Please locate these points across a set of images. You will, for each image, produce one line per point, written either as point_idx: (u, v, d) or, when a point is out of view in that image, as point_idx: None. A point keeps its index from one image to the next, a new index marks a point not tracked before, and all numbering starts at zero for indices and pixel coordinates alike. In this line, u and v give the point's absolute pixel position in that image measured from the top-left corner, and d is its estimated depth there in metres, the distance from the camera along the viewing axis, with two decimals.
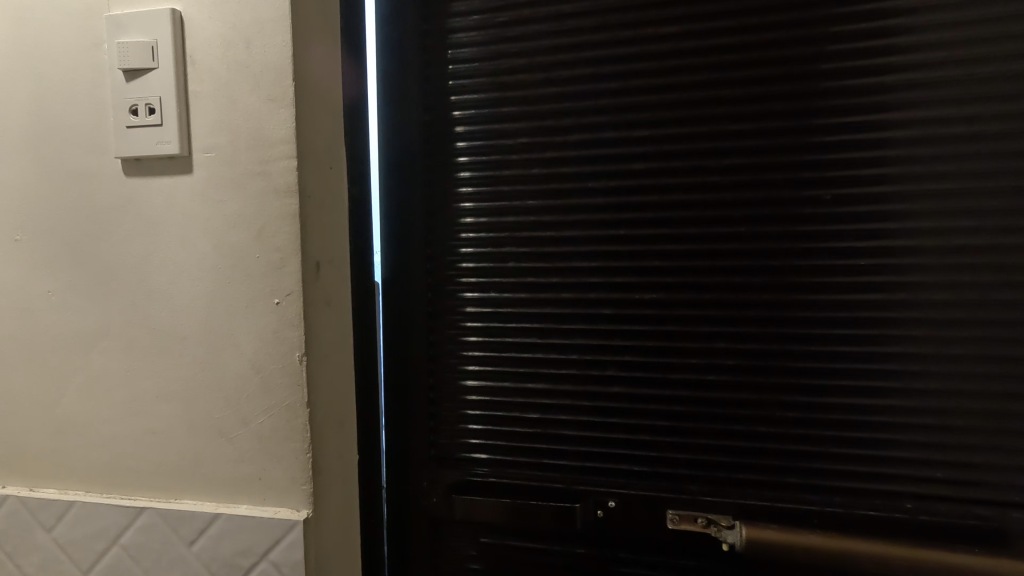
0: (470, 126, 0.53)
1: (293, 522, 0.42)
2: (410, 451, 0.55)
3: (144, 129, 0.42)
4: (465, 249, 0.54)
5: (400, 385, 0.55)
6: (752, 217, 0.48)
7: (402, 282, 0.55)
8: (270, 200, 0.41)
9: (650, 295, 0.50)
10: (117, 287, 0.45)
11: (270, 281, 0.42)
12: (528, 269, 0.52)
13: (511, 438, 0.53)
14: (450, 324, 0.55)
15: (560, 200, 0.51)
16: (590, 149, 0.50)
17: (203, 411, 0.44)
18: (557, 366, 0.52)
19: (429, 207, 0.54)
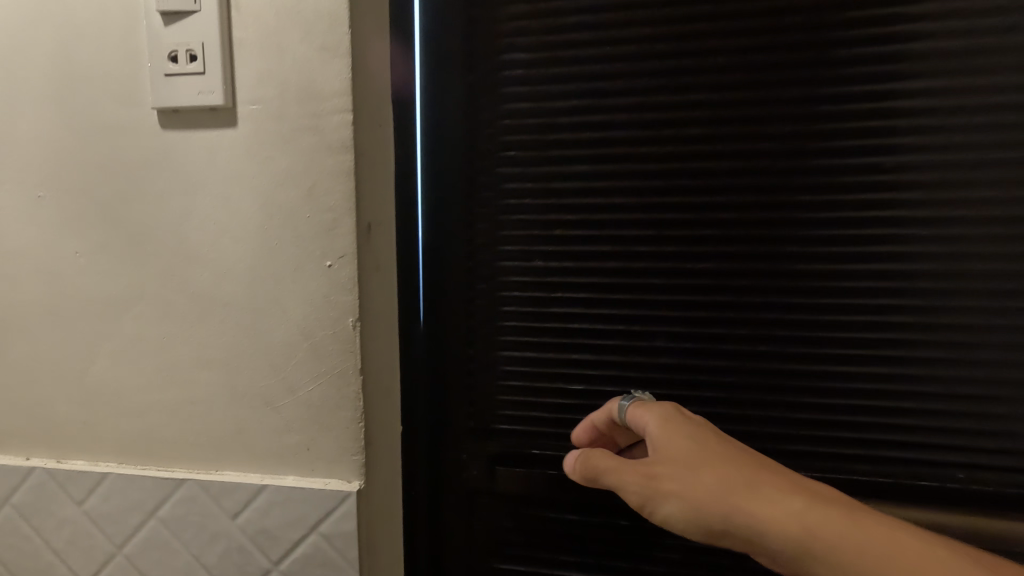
0: (516, 87, 0.50)
1: (345, 493, 0.41)
2: (447, 423, 0.54)
3: (183, 78, 0.39)
4: (508, 216, 0.51)
5: (437, 358, 0.53)
6: (816, 186, 0.45)
7: (440, 251, 0.52)
8: (323, 157, 0.39)
9: (704, 265, 0.48)
10: (151, 249, 0.42)
11: (321, 243, 0.40)
12: (575, 238, 0.50)
13: (553, 410, 0.52)
14: (491, 296, 0.52)
15: (611, 166, 0.49)
16: (644, 113, 0.48)
17: (246, 380, 0.42)
18: (604, 338, 0.51)
19: (471, 172, 0.51)
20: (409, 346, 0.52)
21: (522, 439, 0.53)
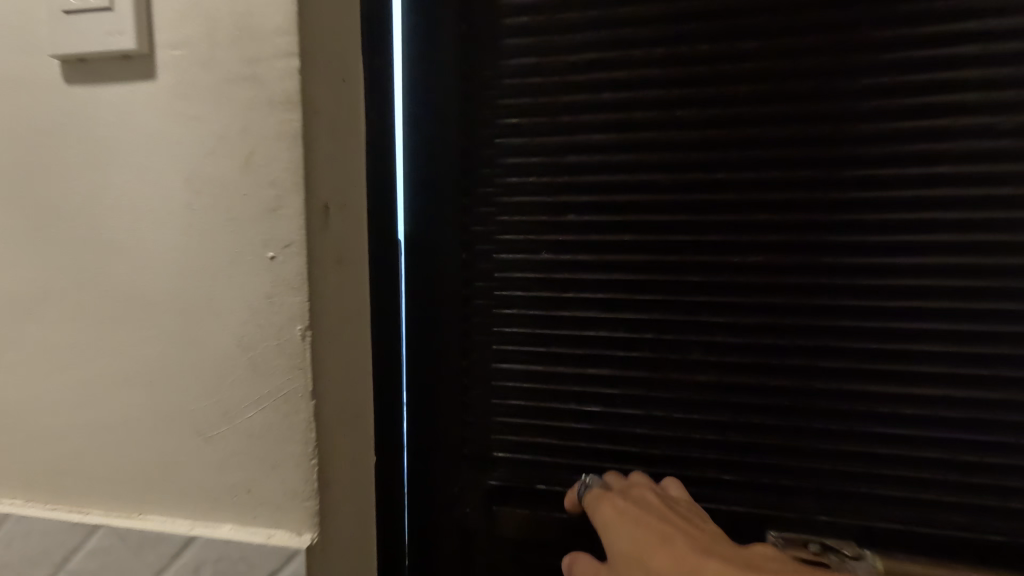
0: (513, 35, 0.40)
1: (292, 551, 0.31)
2: (435, 448, 0.45)
3: (86, 15, 0.30)
4: (505, 197, 0.42)
5: (421, 373, 0.44)
6: (903, 155, 0.35)
7: (425, 241, 0.43)
8: (262, 115, 0.30)
9: (753, 258, 0.38)
10: (58, 240, 0.33)
11: (261, 227, 0.30)
12: (588, 226, 0.40)
13: (562, 436, 0.43)
14: (485, 295, 0.43)
15: (632, 133, 0.39)
16: (677, 66, 0.37)
17: (173, 402, 0.33)
18: (624, 348, 0.41)
19: (461, 144, 0.42)
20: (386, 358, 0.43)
21: (525, 468, 0.44)
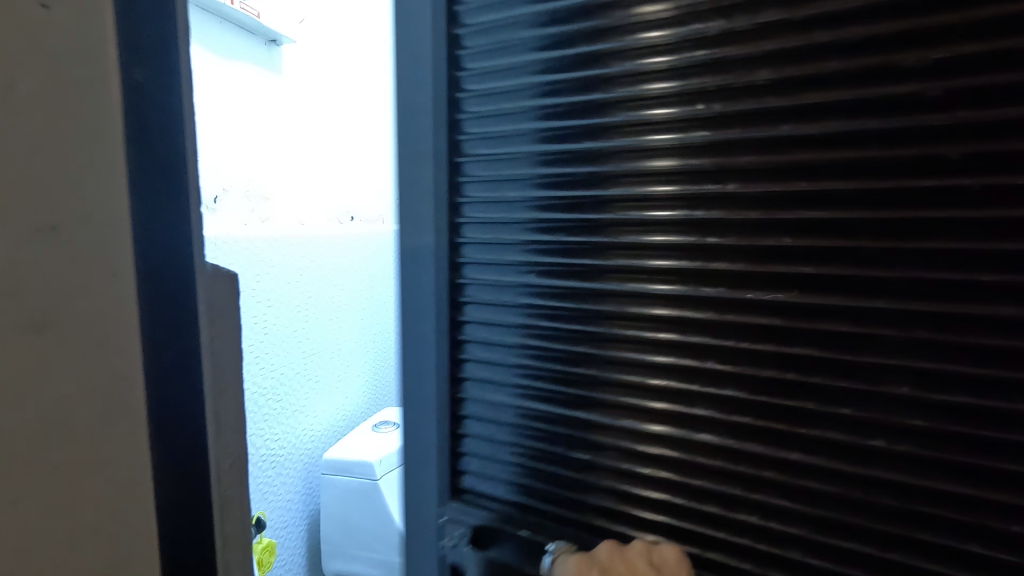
0: (654, 147, 0.54)
1: None
2: (553, 427, 0.62)
3: None
4: (629, 266, 0.56)
5: (541, 370, 0.62)
6: (868, 279, 0.46)
7: (561, 284, 0.60)
8: None
9: (770, 317, 0.50)
10: None
11: None
12: (641, 278, 0.56)
13: (645, 447, 0.57)
14: (603, 331, 0.58)
15: (689, 215, 0.53)
16: (727, 170, 0.51)
17: None
18: (710, 385, 0.53)
19: (590, 224, 0.58)
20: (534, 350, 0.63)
21: (603, 458, 0.59)
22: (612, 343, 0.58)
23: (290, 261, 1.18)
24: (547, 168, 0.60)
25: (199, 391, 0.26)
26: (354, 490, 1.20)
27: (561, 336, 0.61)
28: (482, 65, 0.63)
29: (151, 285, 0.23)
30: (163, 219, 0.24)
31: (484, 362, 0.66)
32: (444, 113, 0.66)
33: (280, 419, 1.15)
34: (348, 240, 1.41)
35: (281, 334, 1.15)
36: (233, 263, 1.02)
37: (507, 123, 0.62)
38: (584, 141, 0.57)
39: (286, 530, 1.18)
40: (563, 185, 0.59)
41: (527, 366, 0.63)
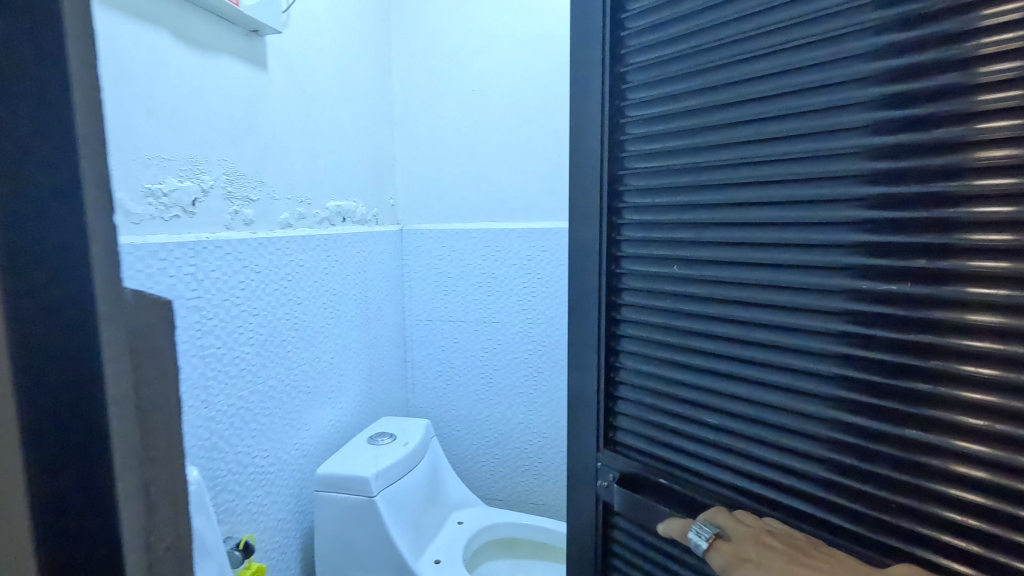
0: (833, 156, 0.48)
1: None
2: (716, 433, 0.60)
3: None
4: (798, 286, 0.52)
5: (707, 376, 0.60)
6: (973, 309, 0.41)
7: (721, 296, 0.58)
8: None
9: (892, 346, 0.45)
10: None
11: None
12: (766, 283, 0.54)
13: (798, 472, 0.53)
14: (784, 353, 0.53)
15: (815, 232, 0.50)
16: (832, 175, 0.49)
17: None
18: (864, 419, 0.48)
19: (754, 239, 0.55)
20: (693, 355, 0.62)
21: (740, 463, 0.58)
22: (806, 366, 0.52)
23: (274, 267, 1.10)
24: (871, 107, 0.46)
25: (90, 370, 0.19)
26: (349, 506, 1.13)
27: (802, 372, 0.52)
28: (647, 57, 0.64)
29: (7, 241, 0.18)
30: (32, 178, 0.18)
31: (637, 308, 0.68)
32: (665, 81, 0.63)
33: (268, 435, 1.07)
34: (338, 240, 1.34)
35: (267, 345, 1.07)
36: (214, 270, 0.93)
37: (662, 109, 0.63)
38: (766, 147, 0.53)
39: (278, 551, 1.11)
40: (706, 184, 0.59)
41: (680, 364, 0.63)
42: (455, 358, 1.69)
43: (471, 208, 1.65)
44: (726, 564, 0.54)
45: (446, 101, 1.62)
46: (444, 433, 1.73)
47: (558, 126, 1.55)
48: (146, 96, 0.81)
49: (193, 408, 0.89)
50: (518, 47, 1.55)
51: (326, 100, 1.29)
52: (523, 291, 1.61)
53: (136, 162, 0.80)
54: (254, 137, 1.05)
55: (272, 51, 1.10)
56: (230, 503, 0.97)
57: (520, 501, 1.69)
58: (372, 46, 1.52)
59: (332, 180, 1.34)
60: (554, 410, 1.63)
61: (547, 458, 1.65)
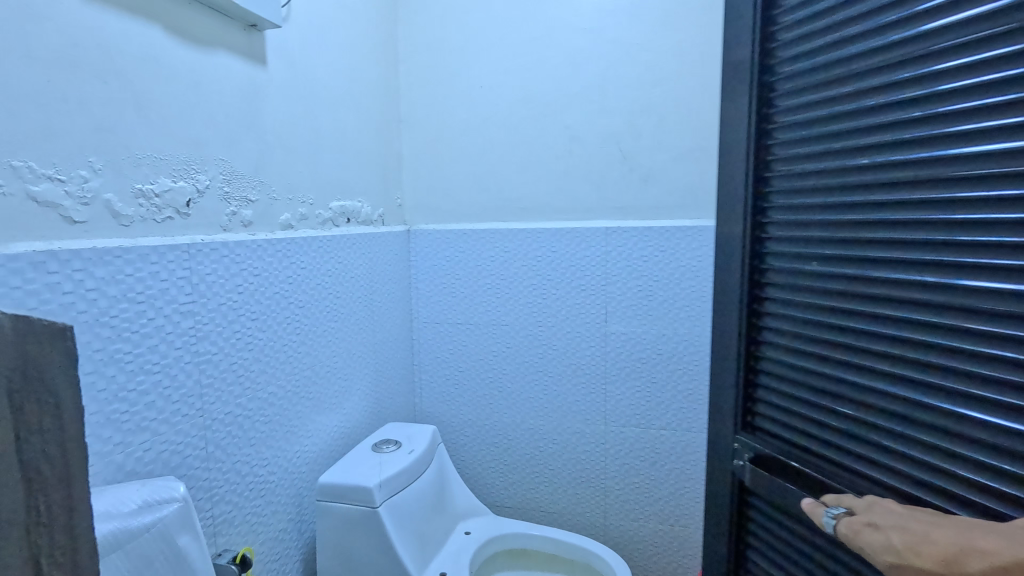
0: (961, 136, 0.52)
1: None
2: (779, 383, 0.75)
3: None
4: (920, 258, 0.56)
5: (769, 337, 0.77)
6: None
7: (830, 268, 0.66)
8: None
9: (997, 307, 0.49)
10: None
11: None
12: (898, 262, 0.58)
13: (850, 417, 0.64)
14: (860, 316, 0.63)
15: (940, 211, 0.54)
16: (947, 160, 0.53)
17: None
18: (975, 383, 0.51)
19: (890, 212, 0.59)
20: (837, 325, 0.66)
21: (793, 408, 0.73)
22: (924, 334, 0.56)
23: (274, 271, 1.06)
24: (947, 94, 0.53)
25: None
26: (352, 517, 1.09)
27: (905, 331, 0.57)
28: (800, 54, 0.70)
29: None
30: None
31: (788, 283, 0.73)
32: (800, 86, 0.70)
33: (268, 443, 1.04)
34: (342, 244, 1.30)
35: (266, 351, 1.04)
36: (209, 274, 0.90)
37: (783, 115, 0.73)
38: (904, 136, 0.57)
39: (278, 563, 1.07)
40: (852, 169, 0.63)
41: (823, 337, 0.68)
42: (463, 362, 1.65)
43: (479, 208, 1.60)
44: (850, 530, 0.57)
45: (454, 99, 1.58)
46: (452, 438, 1.69)
47: (569, 123, 1.49)
48: (138, 92, 0.78)
49: (187, 417, 0.86)
50: (528, 42, 1.50)
51: (330, 97, 1.26)
52: (533, 294, 1.56)
53: (126, 161, 0.77)
54: (253, 136, 1.01)
55: (272, 47, 1.06)
56: (227, 515, 0.94)
57: (530, 509, 1.65)
58: (378, 42, 1.49)
59: (336, 180, 1.30)
60: (565, 416, 1.58)
61: (558, 465, 1.60)
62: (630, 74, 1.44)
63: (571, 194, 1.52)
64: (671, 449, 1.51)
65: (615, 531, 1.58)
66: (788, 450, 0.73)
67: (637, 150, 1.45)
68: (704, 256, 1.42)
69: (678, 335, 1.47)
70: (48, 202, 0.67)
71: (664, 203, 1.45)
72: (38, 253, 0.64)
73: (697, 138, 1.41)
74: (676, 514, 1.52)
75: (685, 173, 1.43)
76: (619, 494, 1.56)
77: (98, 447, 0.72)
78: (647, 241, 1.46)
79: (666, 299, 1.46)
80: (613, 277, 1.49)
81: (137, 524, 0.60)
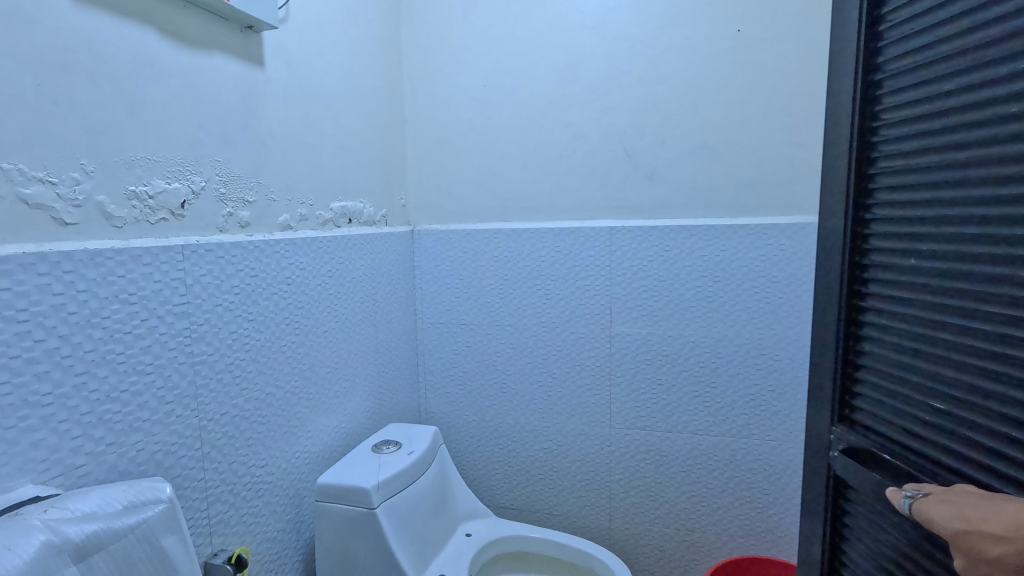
0: None
1: None
2: (878, 381, 0.69)
3: None
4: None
5: (869, 332, 0.70)
6: None
7: (929, 258, 0.60)
8: None
9: None
10: None
11: None
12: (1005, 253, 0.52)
13: (953, 422, 0.58)
14: (965, 312, 0.57)
15: None
16: None
17: None
18: None
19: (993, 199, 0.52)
20: (939, 321, 0.60)
21: (893, 408, 0.67)
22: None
23: (272, 271, 1.06)
24: None
25: None
26: (350, 519, 1.09)
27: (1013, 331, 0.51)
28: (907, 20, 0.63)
29: None
30: None
31: (887, 274, 0.67)
32: (906, 55, 0.63)
33: (266, 444, 1.04)
34: (344, 244, 1.30)
35: (264, 351, 1.04)
36: (204, 275, 0.90)
37: (888, 88, 0.66)
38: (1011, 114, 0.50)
39: (276, 563, 1.07)
40: (957, 150, 0.57)
41: (924, 333, 0.62)
42: (467, 363, 1.64)
43: (483, 208, 1.59)
44: (923, 508, 0.54)
45: (457, 98, 1.57)
46: (456, 439, 1.69)
47: (573, 121, 1.48)
48: (131, 94, 0.78)
49: (181, 418, 0.86)
50: (531, 40, 1.49)
51: (330, 98, 1.26)
52: (537, 294, 1.55)
53: (119, 163, 0.77)
54: (250, 137, 1.02)
55: (270, 48, 1.06)
56: (224, 515, 0.94)
57: (535, 511, 1.63)
58: (380, 42, 1.49)
59: (338, 181, 1.30)
60: (570, 418, 1.56)
61: (563, 467, 1.58)
62: (634, 71, 1.41)
63: (575, 194, 1.50)
64: (677, 451, 1.48)
65: (621, 534, 1.55)
66: (883, 451, 0.68)
67: (642, 148, 1.43)
68: (709, 255, 1.40)
69: (683, 336, 1.44)
70: (38, 204, 0.67)
71: (669, 201, 1.43)
72: (27, 254, 0.65)
73: (702, 135, 1.38)
74: (682, 517, 1.50)
75: (690, 171, 1.40)
76: (625, 497, 1.53)
77: (89, 448, 0.72)
78: (652, 240, 1.43)
79: (671, 299, 1.44)
80: (617, 277, 1.47)
81: (121, 525, 0.60)
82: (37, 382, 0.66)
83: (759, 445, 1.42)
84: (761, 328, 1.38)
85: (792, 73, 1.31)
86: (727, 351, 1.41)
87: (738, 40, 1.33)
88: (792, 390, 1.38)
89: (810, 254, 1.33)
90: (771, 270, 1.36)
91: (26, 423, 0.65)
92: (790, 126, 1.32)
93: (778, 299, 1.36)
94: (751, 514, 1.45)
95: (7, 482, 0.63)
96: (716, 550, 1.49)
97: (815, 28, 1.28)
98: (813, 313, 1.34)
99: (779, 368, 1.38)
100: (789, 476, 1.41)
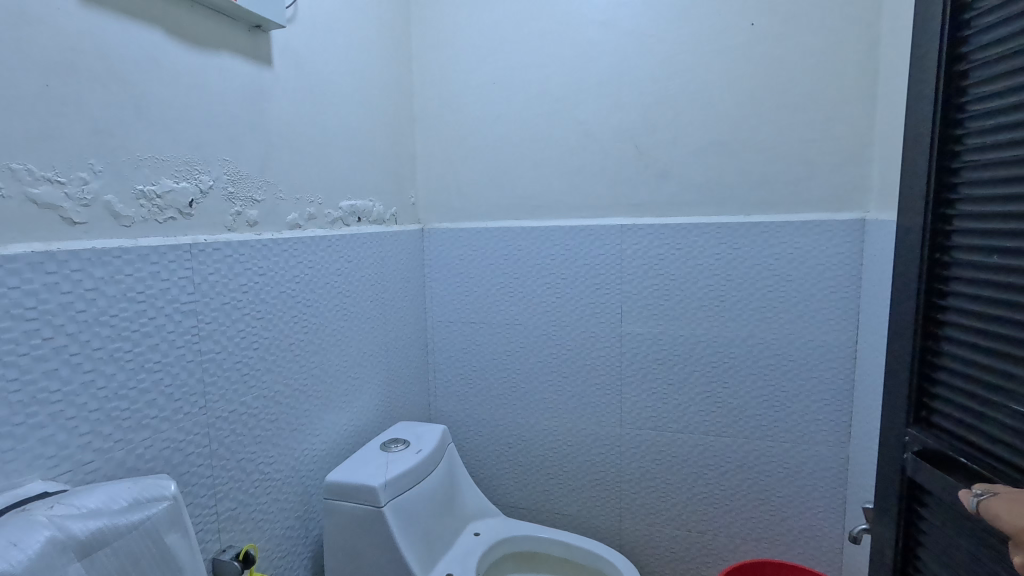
0: None
1: None
2: (962, 383, 0.65)
3: None
4: None
5: (957, 331, 0.66)
6: None
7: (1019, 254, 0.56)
8: None
9: None
10: None
11: None
12: None
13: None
14: None
15: None
16: None
17: None
18: None
19: None
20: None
21: (978, 414, 0.63)
22: None
23: (281, 270, 1.07)
24: None
25: None
26: (358, 517, 1.09)
27: None
28: None
29: None
30: None
31: (974, 270, 0.63)
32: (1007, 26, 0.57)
33: (274, 441, 1.05)
34: (353, 243, 1.30)
35: (273, 349, 1.04)
36: (212, 273, 0.91)
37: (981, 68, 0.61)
38: None
39: (284, 560, 1.08)
40: None
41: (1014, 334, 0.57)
42: (477, 362, 1.64)
43: (493, 206, 1.59)
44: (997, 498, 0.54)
45: (467, 96, 1.56)
46: (466, 438, 1.69)
47: (583, 118, 1.46)
48: (139, 95, 0.79)
49: (189, 415, 0.87)
50: (541, 36, 1.48)
51: (339, 96, 1.26)
52: (547, 293, 1.54)
53: (126, 163, 0.78)
54: (258, 136, 1.02)
55: (278, 47, 1.07)
56: (232, 512, 0.95)
57: (544, 511, 1.62)
58: (389, 41, 1.49)
59: (347, 179, 1.31)
60: (580, 417, 1.55)
61: (573, 467, 1.57)
62: (645, 66, 1.39)
63: (585, 191, 1.49)
64: (688, 452, 1.46)
65: (631, 536, 1.54)
66: (963, 457, 0.64)
67: (653, 144, 1.41)
68: (721, 253, 1.37)
69: (695, 335, 1.42)
70: (47, 204, 0.68)
71: (680, 198, 1.41)
72: (36, 253, 0.66)
73: (714, 131, 1.36)
74: (693, 519, 1.48)
75: (702, 168, 1.38)
76: (635, 498, 1.52)
77: (97, 444, 0.73)
78: (663, 239, 1.41)
79: (682, 297, 1.41)
80: (628, 275, 1.45)
81: (125, 521, 0.60)
82: (45, 379, 0.67)
83: (772, 447, 1.39)
84: (775, 327, 1.36)
85: (807, 67, 1.28)
86: (739, 351, 1.39)
87: (752, 34, 1.30)
88: (807, 391, 1.35)
89: (826, 252, 1.30)
90: (785, 268, 1.33)
91: (34, 419, 0.66)
92: (805, 121, 1.29)
93: (793, 298, 1.33)
94: (764, 517, 1.42)
95: (15, 477, 0.64)
96: (727, 553, 1.46)
97: (832, 20, 1.25)
98: (826, 313, 1.31)
99: (794, 369, 1.36)
100: (803, 478, 1.38)
